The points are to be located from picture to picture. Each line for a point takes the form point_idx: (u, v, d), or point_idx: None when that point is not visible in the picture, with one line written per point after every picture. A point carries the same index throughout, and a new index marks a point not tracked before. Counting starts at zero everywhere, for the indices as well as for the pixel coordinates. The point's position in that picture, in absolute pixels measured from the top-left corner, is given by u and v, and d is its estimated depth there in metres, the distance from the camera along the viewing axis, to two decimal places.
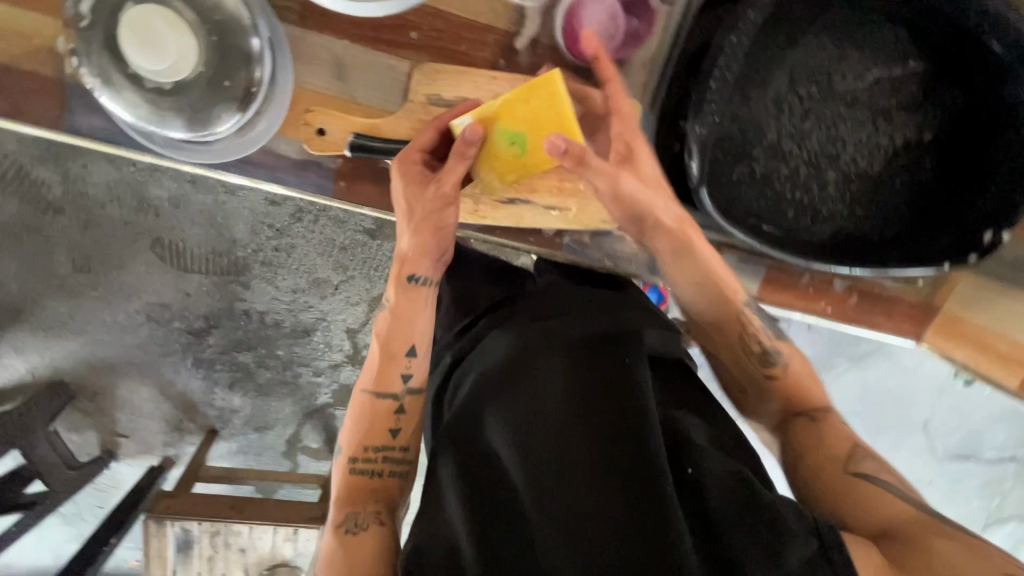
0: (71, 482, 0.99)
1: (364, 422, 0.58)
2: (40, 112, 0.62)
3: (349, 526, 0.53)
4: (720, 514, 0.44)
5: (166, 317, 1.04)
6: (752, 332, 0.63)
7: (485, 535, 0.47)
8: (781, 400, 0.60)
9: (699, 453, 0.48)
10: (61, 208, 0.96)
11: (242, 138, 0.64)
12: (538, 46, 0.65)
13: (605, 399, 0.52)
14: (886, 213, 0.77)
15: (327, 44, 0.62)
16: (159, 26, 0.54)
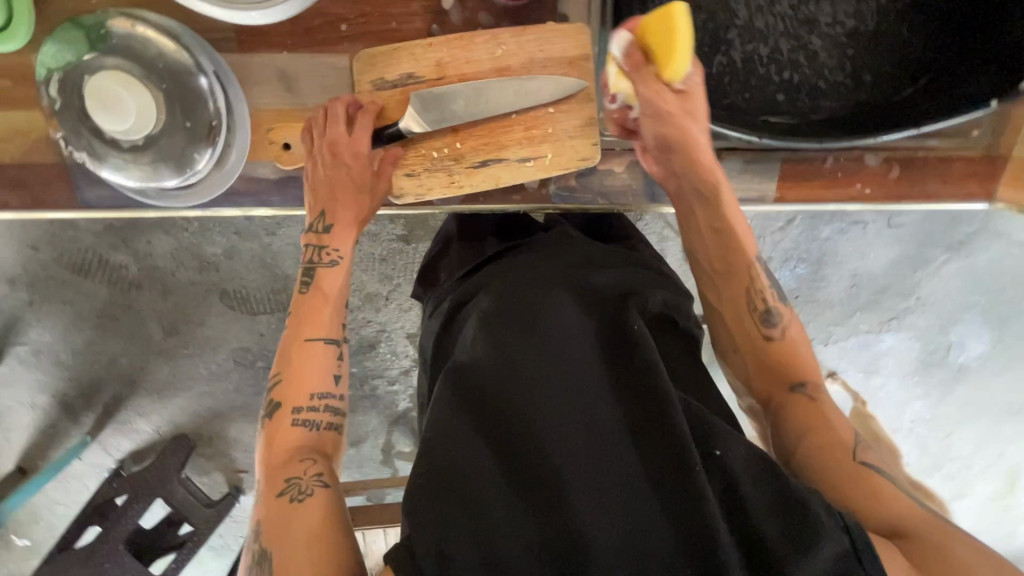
0: (210, 518, 1.06)
1: (303, 370, 0.57)
2: (49, 197, 0.68)
3: (293, 494, 0.48)
4: (749, 502, 0.42)
5: (250, 359, 1.13)
6: (757, 288, 0.63)
7: (497, 492, 0.45)
8: (779, 371, 0.59)
9: (727, 435, 0.46)
10: (140, 284, 1.06)
11: (220, 172, 0.67)
12: (465, 0, 0.64)
13: (625, 371, 0.51)
14: (897, 64, 0.69)
15: (269, 62, 0.64)
16: (117, 91, 0.58)
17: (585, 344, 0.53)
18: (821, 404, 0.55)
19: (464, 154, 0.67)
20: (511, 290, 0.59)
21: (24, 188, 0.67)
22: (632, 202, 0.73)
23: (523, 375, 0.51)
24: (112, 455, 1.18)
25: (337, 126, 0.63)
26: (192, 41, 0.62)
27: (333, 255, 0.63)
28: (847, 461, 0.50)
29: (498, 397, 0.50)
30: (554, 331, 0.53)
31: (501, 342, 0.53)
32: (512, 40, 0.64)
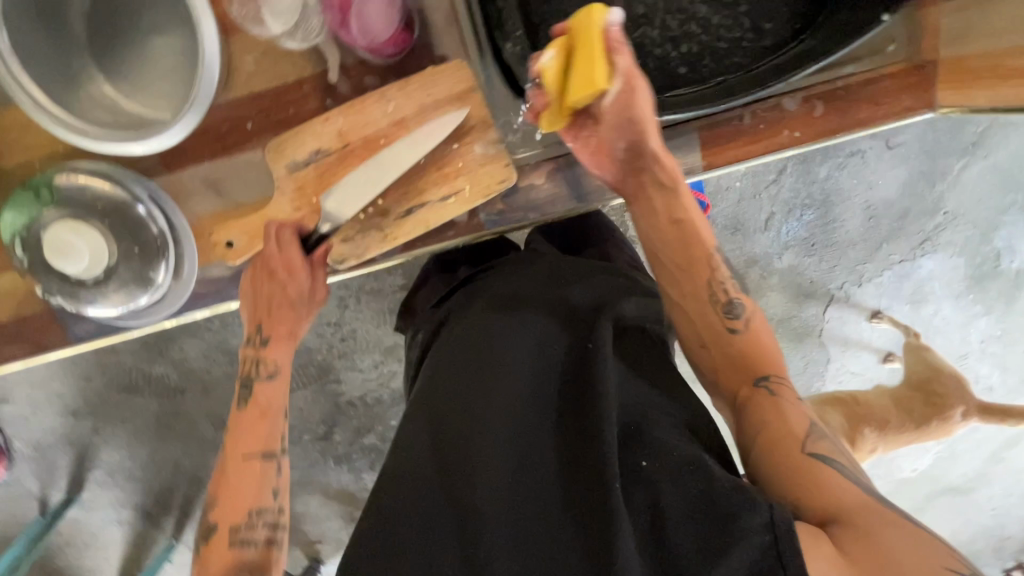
0: None
1: (237, 487, 0.61)
2: (47, 339, 0.76)
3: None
4: (668, 506, 0.52)
5: (299, 435, 1.37)
6: (719, 280, 0.68)
7: (446, 484, 0.58)
8: (742, 364, 0.64)
9: (658, 450, 0.57)
10: (184, 388, 1.38)
11: (179, 281, 0.73)
12: (348, 68, 0.67)
13: (573, 395, 0.63)
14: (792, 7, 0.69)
15: (196, 173, 0.70)
16: (68, 238, 0.64)
17: (524, 379, 0.64)
18: (776, 399, 0.60)
19: (388, 206, 0.71)
20: (464, 333, 0.70)
21: (25, 339, 0.75)
22: (562, 208, 0.74)
23: (469, 414, 0.62)
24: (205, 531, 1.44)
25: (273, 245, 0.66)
26: (125, 176, 0.68)
27: (270, 368, 0.67)
28: (794, 454, 0.54)
29: (448, 434, 0.62)
30: (500, 372, 0.64)
31: (452, 386, 0.65)
32: (400, 93, 0.67)
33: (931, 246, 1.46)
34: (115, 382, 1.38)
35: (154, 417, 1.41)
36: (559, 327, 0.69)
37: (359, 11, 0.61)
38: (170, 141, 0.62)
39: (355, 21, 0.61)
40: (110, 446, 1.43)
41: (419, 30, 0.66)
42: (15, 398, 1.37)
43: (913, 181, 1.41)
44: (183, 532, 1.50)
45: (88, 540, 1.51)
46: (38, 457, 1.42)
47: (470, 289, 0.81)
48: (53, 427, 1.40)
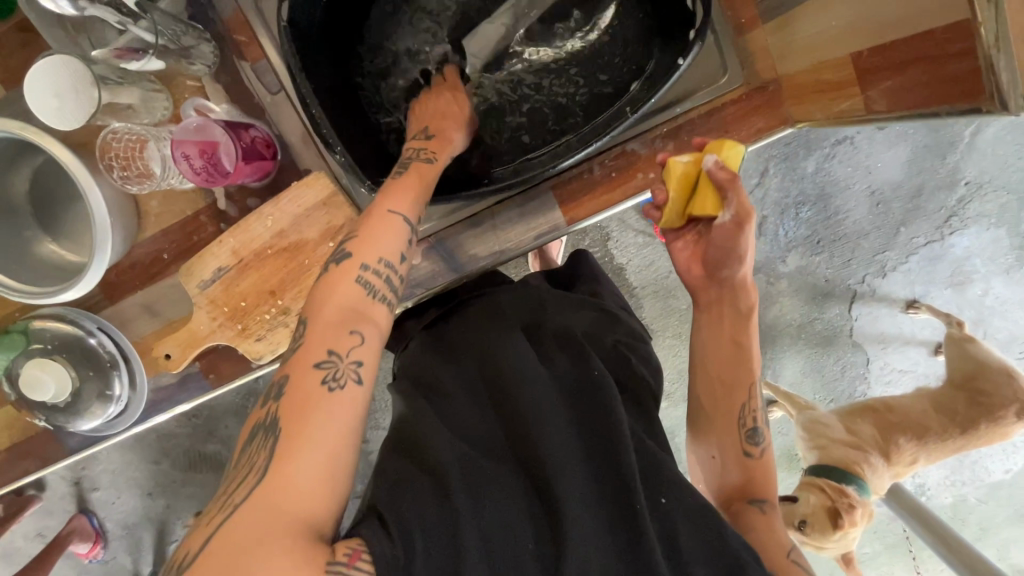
0: None
1: (374, 238, 0.56)
2: (52, 453, 0.90)
3: (327, 376, 0.47)
4: (687, 548, 0.51)
5: None
6: (753, 406, 0.67)
7: (470, 490, 0.49)
8: (742, 480, 0.65)
9: (679, 485, 0.53)
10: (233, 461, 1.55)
11: (136, 393, 0.85)
12: (233, 195, 0.77)
13: (586, 406, 0.58)
14: (615, 65, 0.75)
15: (135, 301, 0.83)
16: (36, 373, 0.78)
17: (553, 385, 0.59)
18: (770, 518, 0.60)
19: (289, 305, 0.79)
20: (480, 341, 0.66)
21: (33, 455, 0.90)
22: (442, 280, 0.79)
23: (503, 413, 0.57)
24: None
25: (378, 211, 0.58)
26: (79, 315, 0.82)
27: (355, 371, 0.49)
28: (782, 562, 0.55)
29: (479, 428, 0.56)
30: (529, 372, 0.59)
31: (478, 389, 0.60)
32: (275, 209, 0.76)
33: (959, 222, 1.35)
34: (177, 463, 1.56)
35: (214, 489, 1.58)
36: (551, 349, 0.65)
37: (225, 150, 0.68)
38: (88, 286, 0.72)
39: (223, 156, 0.68)
40: (181, 520, 1.61)
41: (282, 150, 0.76)
42: (100, 487, 1.58)
43: (918, 156, 1.32)
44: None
45: None
46: (124, 537, 1.62)
47: (469, 305, 0.73)
48: (132, 510, 1.60)
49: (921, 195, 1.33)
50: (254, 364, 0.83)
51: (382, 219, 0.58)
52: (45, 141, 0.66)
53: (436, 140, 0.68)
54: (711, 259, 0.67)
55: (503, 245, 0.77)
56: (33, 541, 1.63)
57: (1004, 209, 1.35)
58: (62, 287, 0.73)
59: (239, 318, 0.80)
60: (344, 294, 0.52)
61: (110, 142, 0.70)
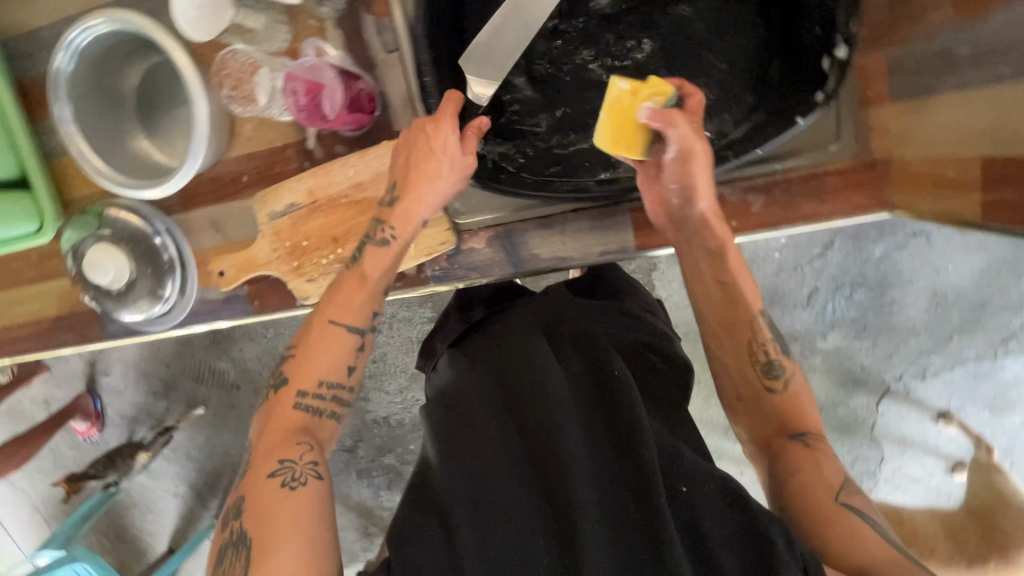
0: None
1: (321, 355, 0.66)
2: (93, 334, 0.95)
3: (286, 479, 0.56)
4: (708, 525, 0.52)
5: None
6: (759, 339, 0.69)
7: (479, 510, 0.54)
8: (774, 422, 0.66)
9: (696, 474, 0.56)
10: (239, 384, 1.60)
11: (183, 299, 0.88)
12: (323, 138, 0.79)
13: (602, 407, 0.62)
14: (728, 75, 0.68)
15: (204, 214, 0.85)
16: (99, 257, 0.81)
17: (573, 396, 0.63)
18: (814, 453, 0.62)
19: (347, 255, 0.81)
20: (508, 359, 0.71)
21: (75, 330, 0.95)
22: (499, 272, 0.79)
23: (518, 422, 0.62)
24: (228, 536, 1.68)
25: (319, 345, 0.66)
26: (151, 213, 0.85)
27: (311, 468, 0.57)
28: (831, 505, 0.55)
29: (499, 439, 0.61)
30: (549, 384, 0.63)
31: (499, 402, 0.65)
32: (359, 160, 0.77)
33: (1017, 344, 1.30)
34: (188, 371, 1.62)
35: (216, 406, 1.62)
36: (570, 362, 0.69)
37: (333, 96, 0.71)
38: (170, 189, 0.75)
39: (329, 101, 0.71)
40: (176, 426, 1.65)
41: (382, 107, 0.77)
42: (112, 374, 1.65)
43: (992, 269, 1.26)
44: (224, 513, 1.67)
45: (145, 507, 1.72)
46: (121, 427, 1.68)
47: (491, 339, 0.78)
48: (136, 404, 1.66)
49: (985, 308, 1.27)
50: (298, 302, 0.85)
51: (332, 345, 0.66)
52: (167, 42, 0.67)
53: (399, 211, 0.68)
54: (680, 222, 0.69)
55: (566, 253, 0.77)
56: (39, 406, 1.70)
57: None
58: (146, 184, 0.76)
59: (297, 256, 0.82)
60: (289, 423, 0.62)
61: (228, 61, 0.73)
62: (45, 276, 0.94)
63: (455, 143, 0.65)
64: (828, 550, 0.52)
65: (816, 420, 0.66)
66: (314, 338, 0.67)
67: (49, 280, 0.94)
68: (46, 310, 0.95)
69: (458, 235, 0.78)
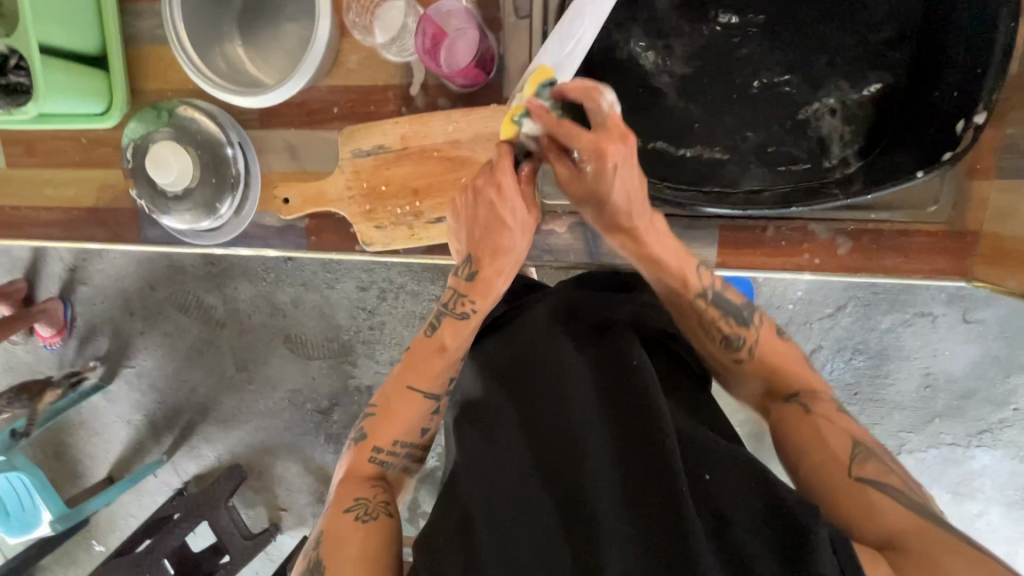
0: (245, 550, 1.39)
1: (395, 416, 0.69)
2: (128, 233, 0.90)
3: (360, 514, 0.63)
4: (733, 519, 0.50)
5: (301, 400, 1.49)
6: (712, 321, 0.67)
7: (497, 515, 0.54)
8: (765, 376, 0.68)
9: (720, 463, 0.54)
10: (224, 322, 1.50)
11: (238, 218, 0.85)
12: (428, 88, 0.77)
13: (622, 397, 0.59)
14: (843, 120, 0.68)
15: (281, 136, 0.82)
16: (165, 155, 0.77)
17: (593, 388, 0.60)
18: (814, 418, 0.63)
19: (423, 210, 0.79)
20: (522, 341, 0.66)
21: (107, 226, 0.90)
22: (573, 259, 0.80)
23: (534, 419, 0.60)
24: (179, 475, 1.57)
25: (391, 408, 0.69)
26: (226, 122, 0.81)
27: (381, 510, 0.64)
28: (846, 480, 0.57)
29: (518, 437, 0.59)
30: (569, 377, 0.60)
31: (515, 397, 0.62)
32: (461, 118, 0.76)
33: (989, 438, 1.29)
34: (173, 299, 1.52)
35: (194, 340, 1.52)
36: (592, 344, 0.65)
37: (450, 45, 0.72)
38: (265, 102, 0.75)
39: (444, 49, 0.72)
40: (145, 351, 1.54)
41: (496, 71, 0.76)
42: (88, 283, 1.52)
43: (985, 364, 1.26)
44: (175, 451, 1.57)
45: (88, 430, 1.59)
46: (85, 341, 1.56)
47: (508, 323, 0.71)
48: (108, 320, 1.54)
49: (970, 398, 1.26)
50: (359, 247, 0.83)
51: (404, 409, 0.68)
52: None
53: (475, 286, 0.66)
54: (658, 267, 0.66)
55: None
56: None
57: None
58: (237, 91, 0.75)
59: (372, 199, 0.80)
60: (362, 469, 0.68)
61: None
62: (91, 164, 0.89)
63: (520, 201, 0.63)
64: (854, 525, 0.54)
65: (806, 375, 0.68)
66: (387, 403, 0.69)
67: (94, 168, 0.89)
68: (82, 199, 0.90)
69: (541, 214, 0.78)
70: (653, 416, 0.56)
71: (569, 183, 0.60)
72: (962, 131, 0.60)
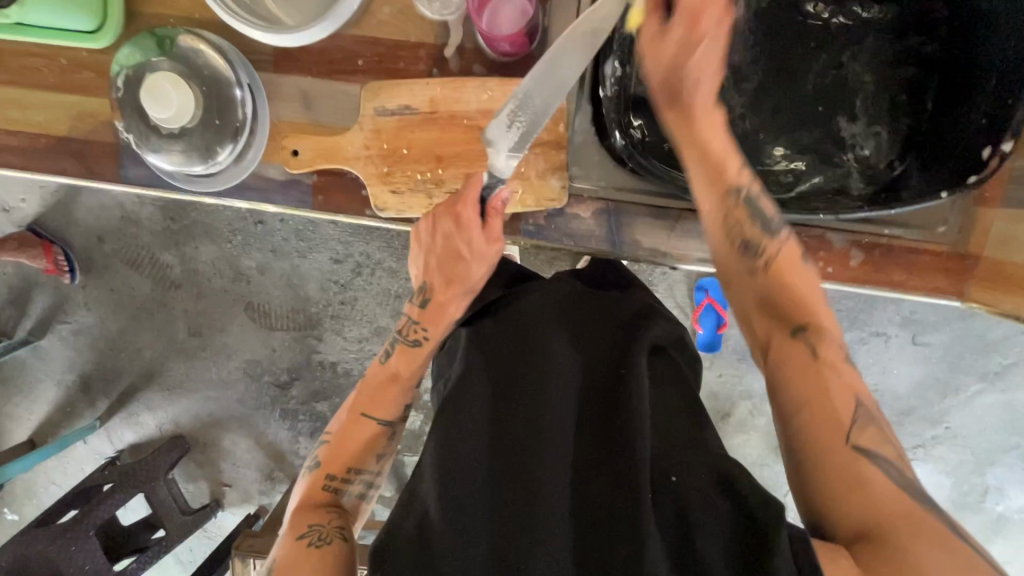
0: (184, 526, 1.27)
1: (348, 441, 0.69)
2: (104, 171, 0.81)
3: (315, 538, 0.60)
4: (697, 522, 0.47)
5: (258, 372, 1.39)
6: (744, 221, 0.58)
7: (454, 511, 0.51)
8: (775, 310, 0.57)
9: (691, 466, 0.52)
10: (179, 284, 1.37)
11: (239, 166, 0.78)
12: (464, 51, 0.74)
13: (600, 400, 0.58)
14: (869, 138, 0.72)
15: (296, 83, 0.76)
16: (165, 87, 0.70)
17: (574, 385, 0.58)
18: (821, 365, 0.53)
19: (444, 180, 0.75)
20: (504, 334, 0.63)
21: (81, 160, 0.81)
22: (595, 246, 0.78)
23: (505, 415, 0.57)
24: (113, 443, 1.45)
25: (344, 434, 0.69)
26: (237, 61, 0.74)
27: (337, 534, 0.62)
28: (838, 452, 0.48)
29: (490, 430, 0.56)
30: (550, 370, 0.58)
31: (488, 390, 0.59)
32: (497, 87, 0.72)
33: (921, 453, 1.29)
34: (121, 253, 1.36)
35: (142, 301, 1.38)
36: (575, 339, 0.62)
37: (494, 10, 0.68)
38: (292, 41, 0.70)
39: (487, 14, 0.68)
40: (85, 308, 1.38)
41: (538, 43, 0.73)
42: (22, 226, 1.35)
43: (926, 384, 1.25)
44: (111, 417, 1.44)
45: (10, 388, 1.44)
46: (13, 290, 1.38)
47: (496, 309, 0.68)
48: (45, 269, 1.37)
49: (910, 416, 1.25)
50: (370, 211, 0.79)
51: (354, 432, 0.69)
52: None
53: (432, 310, 0.70)
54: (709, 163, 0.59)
55: (669, 250, 0.77)
56: None
57: (962, 465, 1.28)
58: (261, 26, 0.69)
59: (391, 162, 0.76)
60: (315, 496, 0.66)
61: None
62: (69, 89, 0.80)
63: (478, 234, 0.66)
64: (829, 510, 0.47)
65: (824, 308, 0.56)
66: (338, 430, 0.70)
67: (72, 93, 0.80)
68: (52, 126, 0.81)
69: (568, 197, 0.76)
70: (630, 415, 0.54)
71: (651, 49, 0.57)
72: (988, 158, 0.64)
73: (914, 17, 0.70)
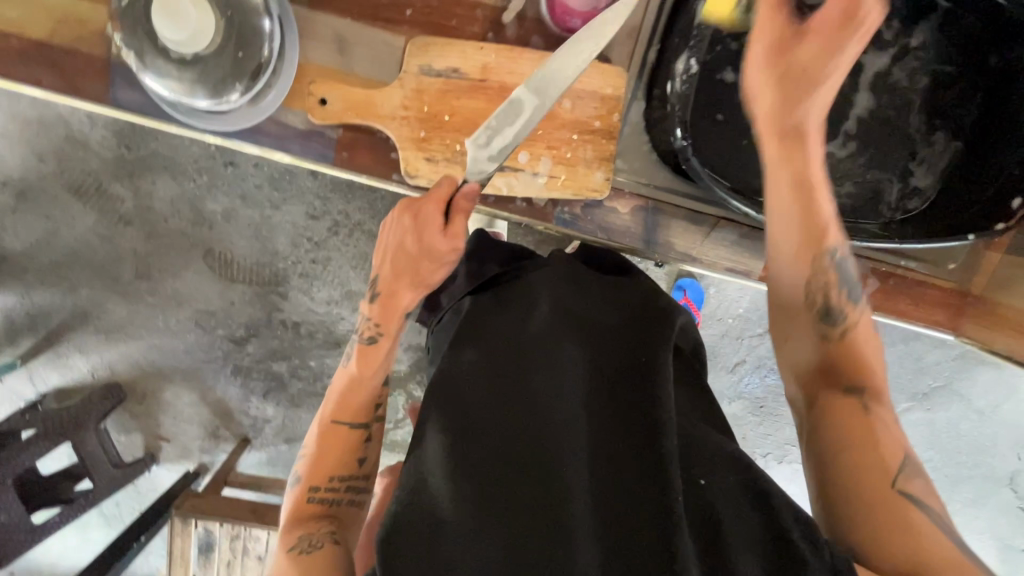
0: (113, 480, 1.15)
1: (327, 452, 0.62)
2: (86, 87, 0.70)
3: (304, 546, 0.55)
4: (730, 530, 0.43)
5: (212, 325, 1.27)
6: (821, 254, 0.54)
7: (466, 504, 0.46)
8: (851, 363, 0.52)
9: (717, 462, 0.47)
10: (131, 220, 1.21)
11: (253, 108, 0.70)
12: (524, 19, 0.70)
13: (617, 389, 0.52)
14: (902, 170, 0.76)
15: (332, 23, 0.69)
16: (184, 4, 0.61)
17: (585, 381, 0.53)
18: (872, 421, 0.48)
19: None
20: (511, 319, 0.59)
21: (59, 69, 0.70)
22: (627, 243, 0.78)
23: (515, 403, 0.52)
24: (35, 384, 1.30)
25: (327, 448, 0.62)
26: None
27: (325, 539, 0.57)
28: (882, 489, 0.44)
29: (499, 427, 0.51)
30: (558, 372, 0.53)
31: (496, 376, 0.54)
32: None
33: None
34: (65, 180, 1.18)
35: (84, 234, 1.21)
36: (589, 327, 0.57)
37: None
38: None
39: None
40: (15, 232, 1.21)
41: None
42: None
43: None
44: (36, 357, 1.28)
45: None
46: None
47: (502, 286, 0.65)
48: None
49: None
50: (397, 176, 0.73)
51: (332, 446, 0.62)
52: None
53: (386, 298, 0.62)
54: (794, 179, 0.55)
55: (695, 254, 0.78)
56: None
57: None
58: None
59: (428, 126, 0.70)
60: (296, 514, 0.60)
61: None
62: None
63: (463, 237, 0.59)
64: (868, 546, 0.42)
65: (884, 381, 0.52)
66: (315, 440, 0.63)
67: None
68: (27, 25, 0.69)
69: (608, 190, 0.75)
70: (650, 411, 0.49)
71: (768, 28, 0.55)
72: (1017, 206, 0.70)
73: (972, 49, 0.72)
